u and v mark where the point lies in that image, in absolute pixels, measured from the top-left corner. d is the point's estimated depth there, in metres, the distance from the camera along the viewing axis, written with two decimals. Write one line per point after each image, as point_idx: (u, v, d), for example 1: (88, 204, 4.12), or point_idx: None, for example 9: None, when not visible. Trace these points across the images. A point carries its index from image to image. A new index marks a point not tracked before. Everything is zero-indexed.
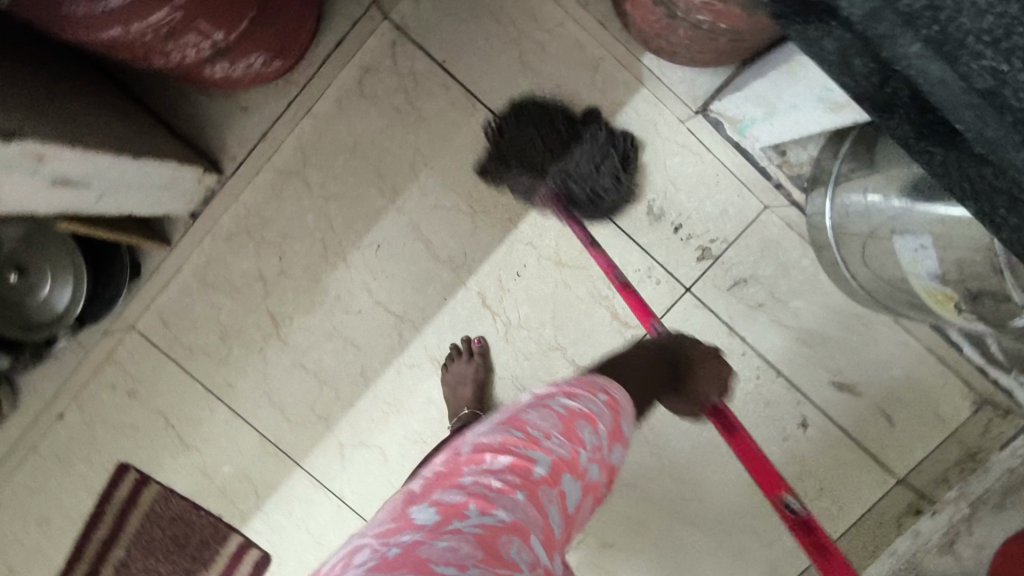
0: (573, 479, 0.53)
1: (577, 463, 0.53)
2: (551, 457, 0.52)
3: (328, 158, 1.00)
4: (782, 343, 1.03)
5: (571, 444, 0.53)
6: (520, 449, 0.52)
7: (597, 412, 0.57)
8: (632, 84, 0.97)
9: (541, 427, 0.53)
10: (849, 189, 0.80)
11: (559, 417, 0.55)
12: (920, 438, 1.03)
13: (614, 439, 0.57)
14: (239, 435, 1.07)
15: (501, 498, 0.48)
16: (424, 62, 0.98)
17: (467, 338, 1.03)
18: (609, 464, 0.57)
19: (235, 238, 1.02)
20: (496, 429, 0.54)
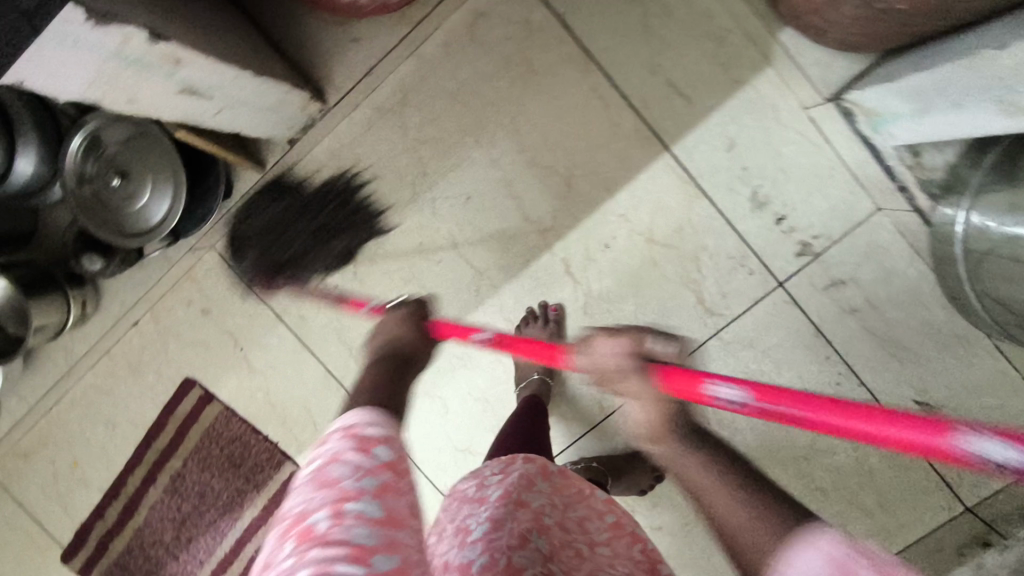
0: (352, 526, 0.38)
1: (343, 513, 0.39)
2: (315, 513, 0.39)
3: (429, 101, 0.97)
4: (870, 352, 0.97)
5: (318, 509, 0.39)
6: (286, 538, 0.39)
7: (337, 450, 0.43)
8: (759, 62, 0.91)
9: (281, 535, 0.39)
10: (989, 205, 0.75)
11: (301, 492, 0.41)
12: None
13: (365, 446, 0.43)
14: (305, 367, 1.08)
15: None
16: (542, 13, 0.94)
17: (543, 303, 1.00)
18: (390, 463, 0.43)
19: (326, 171, 1.01)
20: (265, 545, 0.40)
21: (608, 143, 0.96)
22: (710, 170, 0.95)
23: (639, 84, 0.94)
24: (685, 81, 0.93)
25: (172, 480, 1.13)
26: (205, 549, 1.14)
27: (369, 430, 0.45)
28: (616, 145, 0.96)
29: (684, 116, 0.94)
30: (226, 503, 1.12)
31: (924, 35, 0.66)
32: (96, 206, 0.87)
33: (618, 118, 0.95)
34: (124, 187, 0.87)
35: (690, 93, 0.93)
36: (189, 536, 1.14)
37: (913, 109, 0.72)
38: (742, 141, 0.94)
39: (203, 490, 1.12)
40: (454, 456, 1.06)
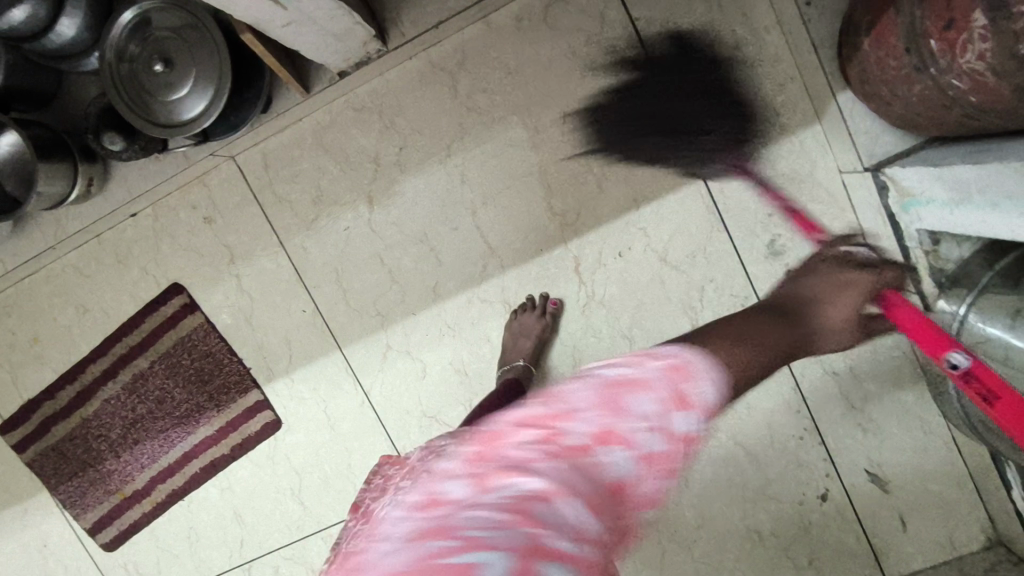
0: (616, 450, 0.47)
1: (618, 434, 0.47)
2: (591, 426, 0.47)
3: (485, 71, 0.97)
4: (839, 417, 1.02)
5: (608, 416, 0.48)
6: (548, 419, 0.48)
7: (653, 379, 0.51)
8: (810, 116, 0.94)
9: (574, 402, 0.49)
10: (989, 308, 0.77)
11: (604, 386, 0.50)
12: (928, 556, 1.02)
13: (674, 405, 0.50)
14: (295, 299, 1.07)
15: (535, 467, 0.45)
16: (617, 13, 0.94)
17: (545, 296, 1.01)
18: (672, 434, 0.49)
19: (365, 112, 1.00)
20: (523, 407, 0.51)
21: (647, 158, 0.97)
22: (736, 208, 0.97)
23: None
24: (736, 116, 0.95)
25: (133, 380, 1.11)
26: (149, 455, 1.13)
27: (695, 385, 0.52)
28: (654, 160, 0.97)
29: None
30: (182, 415, 1.11)
31: (979, 131, 0.69)
32: (136, 90, 0.86)
33: None
34: (166, 75, 0.85)
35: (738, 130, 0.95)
36: (136, 438, 1.13)
37: (950, 198, 0.75)
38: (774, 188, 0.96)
39: (162, 397, 1.11)
40: (419, 421, 1.06)
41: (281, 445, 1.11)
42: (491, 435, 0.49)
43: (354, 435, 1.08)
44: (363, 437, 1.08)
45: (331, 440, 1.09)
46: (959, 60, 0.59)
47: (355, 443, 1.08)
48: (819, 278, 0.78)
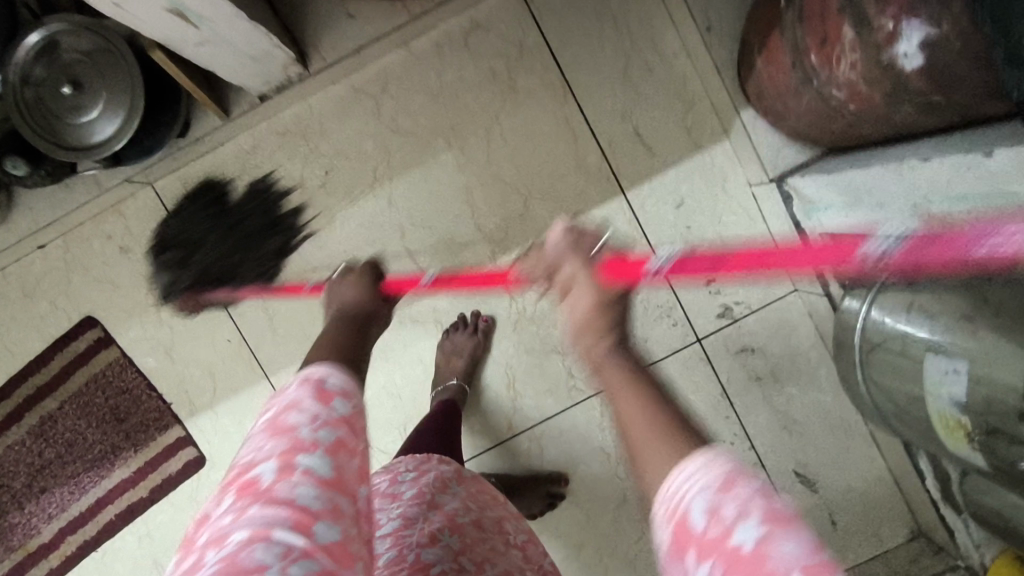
0: (309, 455, 0.44)
1: (301, 443, 0.45)
2: (269, 461, 0.44)
3: (409, 95, 0.99)
4: (765, 421, 1.06)
5: (282, 437, 0.46)
6: (237, 482, 0.44)
7: (297, 399, 0.49)
8: (719, 133, 1.00)
9: (245, 455, 0.46)
10: (882, 305, 0.81)
11: (264, 430, 0.47)
12: (854, 548, 1.06)
13: (320, 403, 0.48)
14: (219, 329, 1.04)
15: (232, 527, 0.40)
16: (535, 39, 0.98)
17: (475, 313, 1.04)
18: (336, 422, 0.47)
19: (288, 136, 1.00)
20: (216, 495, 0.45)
21: (569, 177, 1.01)
22: (656, 222, 1.02)
23: (607, 127, 1.00)
24: (649, 135, 1.00)
25: (39, 424, 1.04)
26: (57, 504, 1.05)
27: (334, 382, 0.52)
28: (576, 180, 1.01)
29: (644, 167, 1.01)
30: (95, 457, 1.04)
31: (862, 140, 0.75)
32: (40, 112, 0.83)
33: (583, 153, 1.00)
34: (75, 98, 0.83)
35: (653, 147, 1.00)
36: (43, 486, 1.05)
37: (843, 202, 0.81)
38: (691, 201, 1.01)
39: (73, 440, 1.04)
40: None
41: (204, 484, 1.05)
42: (189, 538, 0.43)
43: None
44: None
45: None
46: (836, 70, 0.65)
47: None
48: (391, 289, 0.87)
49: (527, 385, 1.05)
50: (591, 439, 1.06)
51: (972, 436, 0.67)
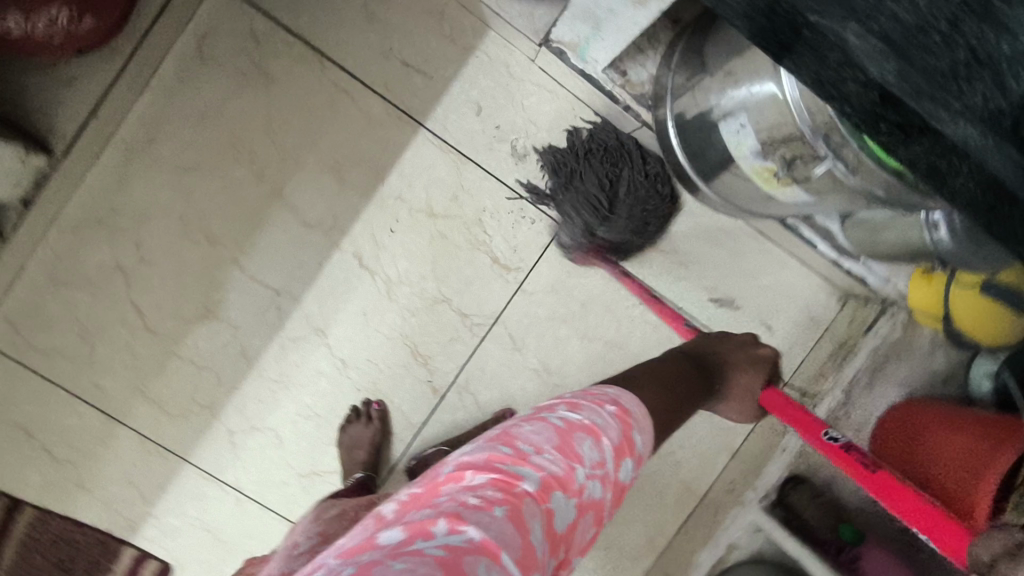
0: (566, 496, 0.53)
1: (572, 479, 0.54)
2: (541, 473, 0.52)
3: (176, 132, 0.95)
4: (659, 267, 1.06)
5: (564, 459, 0.55)
6: (504, 464, 0.52)
7: (600, 426, 0.59)
8: (480, 28, 0.98)
9: (532, 442, 0.55)
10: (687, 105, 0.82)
11: (556, 432, 0.57)
12: (800, 340, 1.08)
13: (617, 455, 0.59)
14: (118, 438, 1.00)
15: (478, 513, 0.46)
16: (264, 23, 0.95)
17: (367, 400, 1.03)
18: (605, 479, 0.57)
19: (82, 228, 0.95)
20: (479, 453, 0.54)
21: (366, 135, 0.99)
22: (466, 136, 1.00)
23: (378, 71, 0.98)
24: (419, 59, 0.98)
25: None
26: None
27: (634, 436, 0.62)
28: (376, 136, 0.99)
29: (430, 92, 0.99)
30: None
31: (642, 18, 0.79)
32: None
33: (367, 106, 0.98)
34: None
35: (429, 70, 0.99)
36: None
37: (594, 26, 0.84)
38: (486, 102, 1.00)
39: None
40: (301, 484, 1.03)
41: None
42: (435, 484, 0.51)
43: (246, 533, 1.03)
44: (257, 531, 1.03)
45: (229, 551, 1.03)
46: None
47: (253, 539, 1.03)
48: (729, 351, 0.93)
49: (430, 346, 1.04)
50: (516, 365, 1.05)
51: (780, 176, 0.69)
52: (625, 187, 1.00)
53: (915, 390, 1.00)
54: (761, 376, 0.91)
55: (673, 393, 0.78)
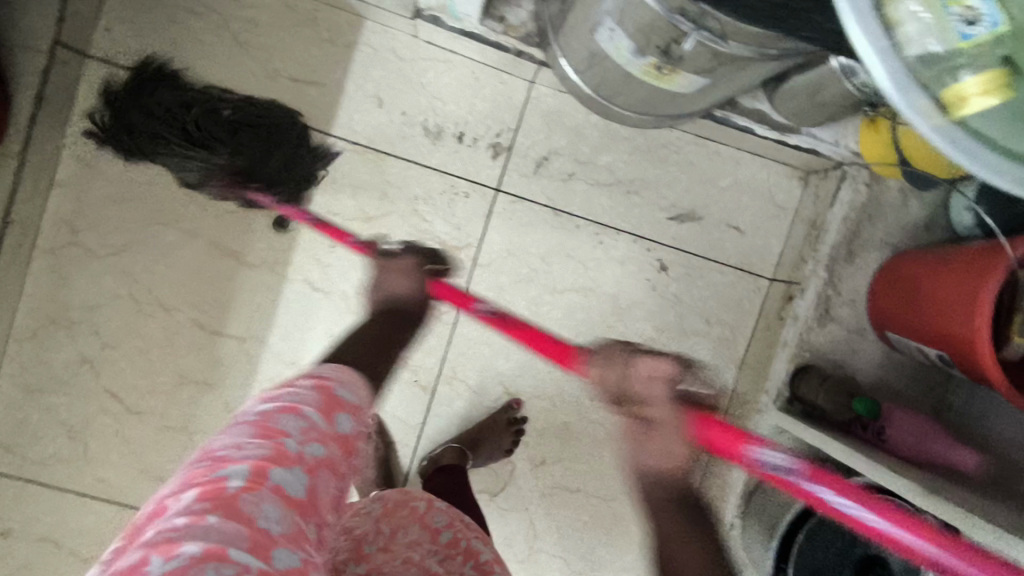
0: (289, 469, 0.48)
1: (285, 451, 0.49)
2: (247, 463, 0.46)
3: (98, 214, 0.96)
4: (608, 202, 1.03)
5: (271, 438, 0.49)
6: (206, 474, 0.45)
7: (296, 400, 0.54)
8: (355, 21, 0.97)
9: (228, 445, 0.48)
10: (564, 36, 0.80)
11: (250, 424, 0.50)
12: (772, 231, 1.04)
13: (325, 414, 0.54)
14: None
15: (186, 534, 0.41)
16: (146, 83, 0.95)
17: None
18: (325, 435, 0.53)
19: (38, 333, 0.96)
20: (180, 478, 0.46)
21: None
22: (377, 131, 0.99)
23: (269, 95, 0.97)
24: (306, 71, 0.97)
25: None
26: None
27: (338, 390, 0.58)
28: None
29: (325, 100, 0.98)
30: None
31: None
32: None
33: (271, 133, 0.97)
34: None
35: (318, 78, 0.97)
36: None
37: None
38: (386, 91, 0.98)
39: None
40: None
41: None
42: (135, 525, 0.44)
43: None
44: None
45: None
46: None
47: None
48: (388, 274, 0.88)
49: (406, 347, 1.02)
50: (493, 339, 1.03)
51: (663, 68, 0.66)
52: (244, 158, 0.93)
53: (902, 243, 0.95)
54: (419, 277, 0.88)
55: (377, 348, 0.79)
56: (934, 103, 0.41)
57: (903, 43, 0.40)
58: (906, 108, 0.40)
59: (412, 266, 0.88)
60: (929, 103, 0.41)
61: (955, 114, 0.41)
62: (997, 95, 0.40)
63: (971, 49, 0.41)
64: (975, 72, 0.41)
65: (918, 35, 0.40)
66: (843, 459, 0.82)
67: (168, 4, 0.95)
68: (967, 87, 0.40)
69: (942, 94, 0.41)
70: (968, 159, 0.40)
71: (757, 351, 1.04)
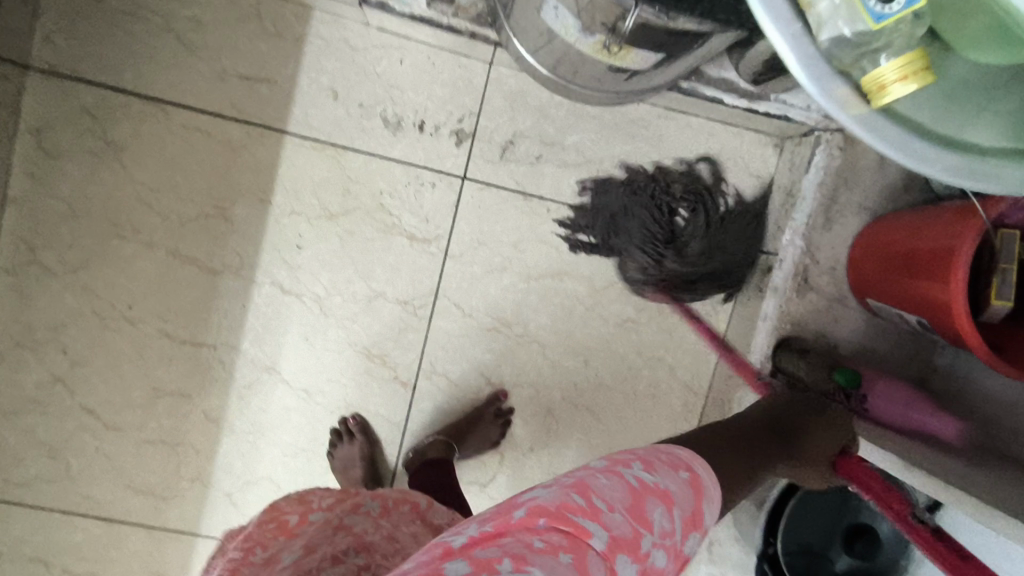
0: (631, 561, 0.52)
1: (637, 544, 0.53)
2: (609, 531, 0.52)
3: (55, 231, 0.93)
4: (579, 183, 1.00)
5: (633, 521, 0.54)
6: (571, 510, 0.53)
7: (670, 492, 0.59)
8: (302, 12, 0.93)
9: (604, 500, 0.55)
10: (514, 17, 0.77)
11: (627, 492, 0.56)
12: (748, 202, 1.02)
13: (683, 526, 0.59)
14: (126, 537, 1.00)
15: (545, 557, 0.48)
16: (90, 92, 0.92)
17: (343, 418, 1.00)
18: (672, 549, 0.56)
19: (7, 355, 0.95)
20: (553, 492, 0.55)
21: (237, 163, 0.95)
22: (334, 126, 0.96)
23: (220, 96, 0.94)
24: (256, 68, 0.94)
25: None
26: None
27: (701, 507, 0.62)
28: (246, 159, 0.95)
29: (279, 98, 0.94)
30: None
31: None
32: None
33: (226, 135, 0.94)
34: None
35: (270, 75, 0.94)
36: None
37: None
38: (341, 84, 0.95)
39: None
40: None
41: None
42: (494, 524, 0.53)
43: None
44: None
45: None
46: None
47: None
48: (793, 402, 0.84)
49: (383, 345, 1.00)
50: (471, 332, 1.02)
51: (612, 46, 0.64)
52: (625, 217, 1.00)
53: (879, 207, 0.92)
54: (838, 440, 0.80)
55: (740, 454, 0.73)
56: (853, 89, 0.42)
57: (817, 25, 0.42)
58: (824, 98, 0.42)
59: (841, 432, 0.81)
60: (849, 90, 0.42)
61: (876, 102, 0.42)
62: (917, 80, 0.41)
63: (887, 28, 0.41)
64: (893, 55, 0.41)
65: (829, 18, 0.41)
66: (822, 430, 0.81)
67: (105, 6, 0.91)
68: (884, 74, 0.41)
69: (861, 79, 0.42)
70: (888, 148, 0.43)
71: (738, 324, 1.03)
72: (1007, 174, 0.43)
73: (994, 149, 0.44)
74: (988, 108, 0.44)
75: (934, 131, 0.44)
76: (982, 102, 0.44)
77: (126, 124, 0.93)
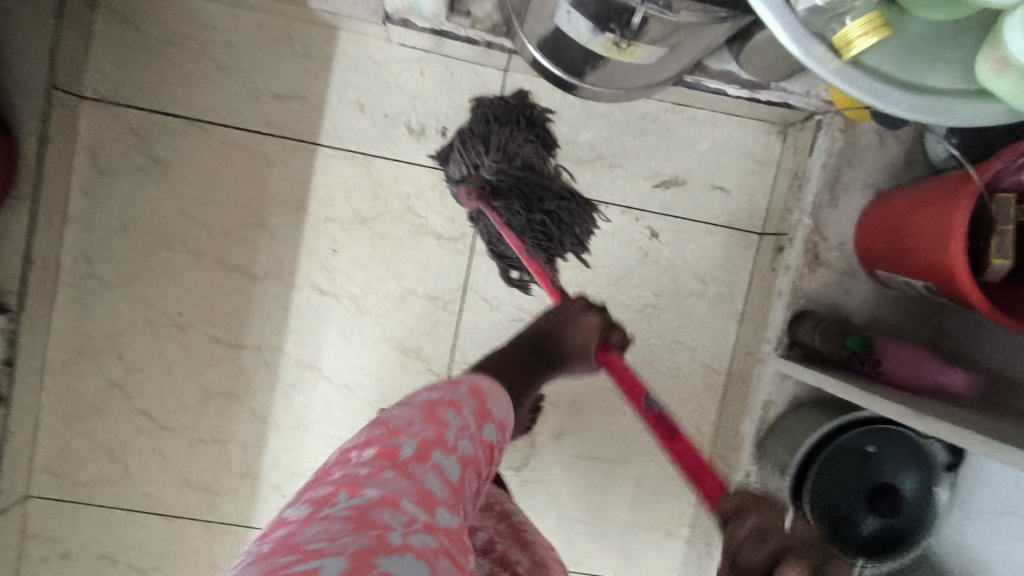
0: (446, 454, 0.54)
1: (444, 440, 0.55)
2: (415, 440, 0.54)
3: (110, 246, 1.01)
4: (593, 177, 1.06)
5: (432, 426, 0.56)
6: (380, 442, 0.54)
7: (458, 398, 0.61)
8: (328, 33, 1.00)
9: (402, 423, 0.56)
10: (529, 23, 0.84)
11: (420, 409, 0.58)
12: (755, 188, 1.07)
13: (479, 419, 0.60)
14: (183, 532, 1.06)
15: (368, 481, 0.50)
16: (138, 117, 0.99)
17: None
18: (481, 439, 0.59)
19: (69, 364, 1.02)
20: (358, 441, 0.55)
21: (273, 175, 1.02)
22: (362, 137, 1.03)
23: (256, 114, 1.01)
24: (288, 86, 1.01)
25: None
26: None
27: (493, 402, 0.63)
28: (282, 171, 1.02)
29: (311, 113, 1.02)
30: None
31: None
32: None
33: (263, 150, 1.02)
34: None
35: (301, 92, 1.01)
36: None
37: None
38: (367, 98, 1.02)
39: None
40: None
41: None
42: (315, 482, 0.53)
43: None
44: None
45: None
46: None
47: None
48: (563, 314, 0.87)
49: (416, 339, 1.06)
50: (499, 322, 1.07)
51: (620, 42, 0.70)
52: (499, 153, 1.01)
53: (882, 183, 0.97)
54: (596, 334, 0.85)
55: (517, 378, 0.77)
56: (829, 47, 0.48)
57: None
58: (804, 56, 0.47)
59: (599, 324, 0.85)
60: (823, 48, 0.48)
61: (847, 56, 0.48)
62: (879, 34, 0.47)
63: None
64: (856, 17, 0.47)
65: None
66: (840, 392, 0.86)
67: (150, 38, 0.99)
68: (850, 31, 0.47)
69: (833, 38, 0.48)
70: (861, 94, 0.48)
71: (753, 304, 1.07)
72: (962, 109, 0.49)
73: (953, 90, 0.50)
74: (943, 58, 0.50)
75: (902, 78, 0.49)
76: (938, 53, 0.50)
77: (172, 144, 1.00)
